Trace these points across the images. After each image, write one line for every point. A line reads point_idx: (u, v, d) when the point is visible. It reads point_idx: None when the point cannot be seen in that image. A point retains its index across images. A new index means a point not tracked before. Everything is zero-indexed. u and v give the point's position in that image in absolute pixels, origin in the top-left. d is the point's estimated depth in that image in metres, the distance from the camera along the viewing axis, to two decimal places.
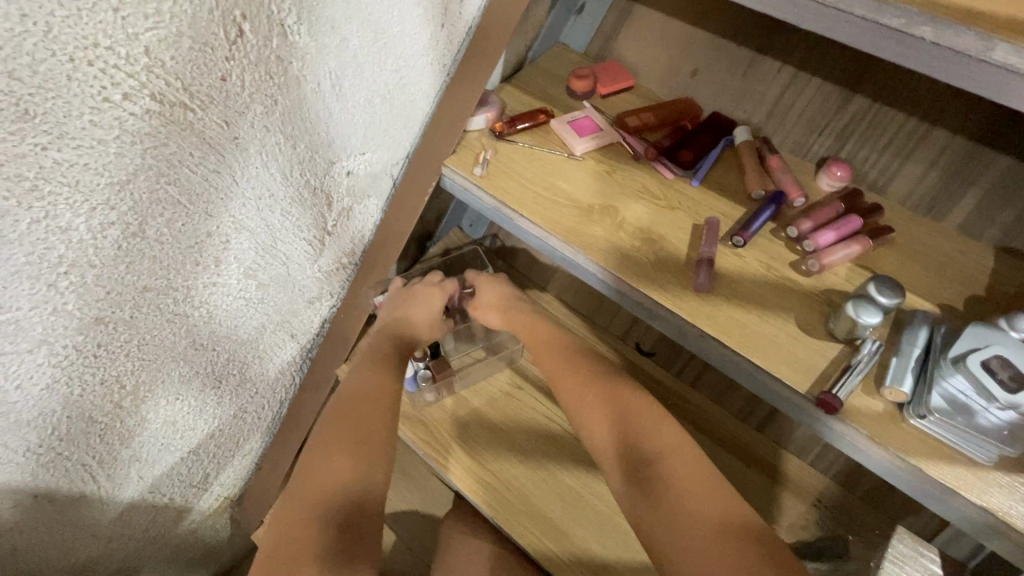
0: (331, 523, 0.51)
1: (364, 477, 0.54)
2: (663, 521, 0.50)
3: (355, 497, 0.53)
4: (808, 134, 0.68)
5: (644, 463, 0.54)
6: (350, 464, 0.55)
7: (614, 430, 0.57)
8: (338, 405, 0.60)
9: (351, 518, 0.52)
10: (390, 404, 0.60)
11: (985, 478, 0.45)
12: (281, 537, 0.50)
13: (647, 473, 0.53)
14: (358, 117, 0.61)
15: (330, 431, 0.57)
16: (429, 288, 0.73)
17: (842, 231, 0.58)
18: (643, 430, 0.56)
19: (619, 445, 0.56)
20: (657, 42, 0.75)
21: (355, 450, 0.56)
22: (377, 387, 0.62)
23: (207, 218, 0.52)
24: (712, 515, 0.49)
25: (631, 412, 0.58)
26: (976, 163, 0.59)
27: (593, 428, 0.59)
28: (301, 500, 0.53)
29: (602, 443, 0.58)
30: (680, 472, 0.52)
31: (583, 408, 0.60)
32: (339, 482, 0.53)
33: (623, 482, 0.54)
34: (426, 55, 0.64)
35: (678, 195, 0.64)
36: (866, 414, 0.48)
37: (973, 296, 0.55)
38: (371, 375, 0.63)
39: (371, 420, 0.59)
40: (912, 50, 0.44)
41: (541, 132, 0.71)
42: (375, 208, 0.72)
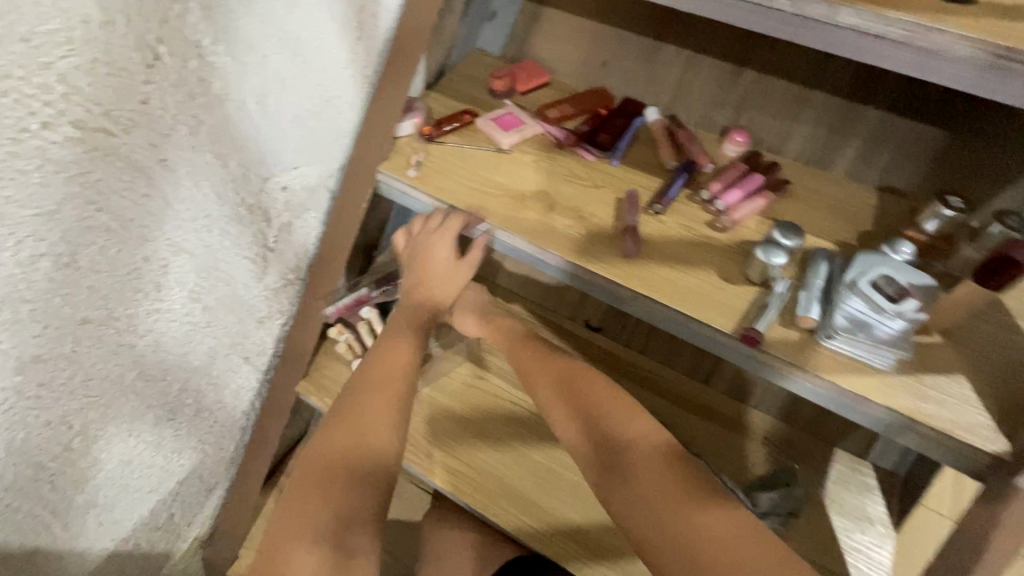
0: (331, 513, 0.51)
1: (373, 457, 0.55)
2: (645, 509, 0.50)
3: (359, 483, 0.53)
4: (710, 108, 0.75)
5: (618, 455, 0.54)
6: (356, 448, 0.55)
7: (587, 427, 0.57)
8: (346, 394, 0.60)
9: (353, 506, 0.52)
10: (392, 386, 0.60)
11: (888, 383, 0.51)
12: (283, 528, 0.51)
13: (621, 464, 0.54)
14: (287, 132, 0.63)
15: (339, 421, 0.57)
16: (435, 239, 0.66)
17: (747, 188, 0.65)
18: (615, 420, 0.57)
19: (595, 442, 0.56)
20: (566, 39, 0.81)
21: (365, 433, 0.56)
22: (388, 371, 0.62)
23: (142, 243, 0.53)
24: (685, 490, 0.50)
25: (603, 403, 0.58)
26: (851, 118, 0.67)
27: (565, 427, 0.59)
28: (309, 471, 0.54)
29: (575, 441, 0.58)
30: (652, 458, 0.53)
31: (552, 409, 0.61)
32: (347, 466, 0.54)
33: (601, 476, 0.55)
34: (349, 68, 0.66)
35: (601, 174, 0.70)
36: (786, 343, 0.54)
37: (864, 231, 0.63)
38: (387, 357, 0.64)
39: (379, 399, 0.59)
40: (776, 21, 0.51)
41: (468, 131, 0.75)
42: (316, 221, 0.73)
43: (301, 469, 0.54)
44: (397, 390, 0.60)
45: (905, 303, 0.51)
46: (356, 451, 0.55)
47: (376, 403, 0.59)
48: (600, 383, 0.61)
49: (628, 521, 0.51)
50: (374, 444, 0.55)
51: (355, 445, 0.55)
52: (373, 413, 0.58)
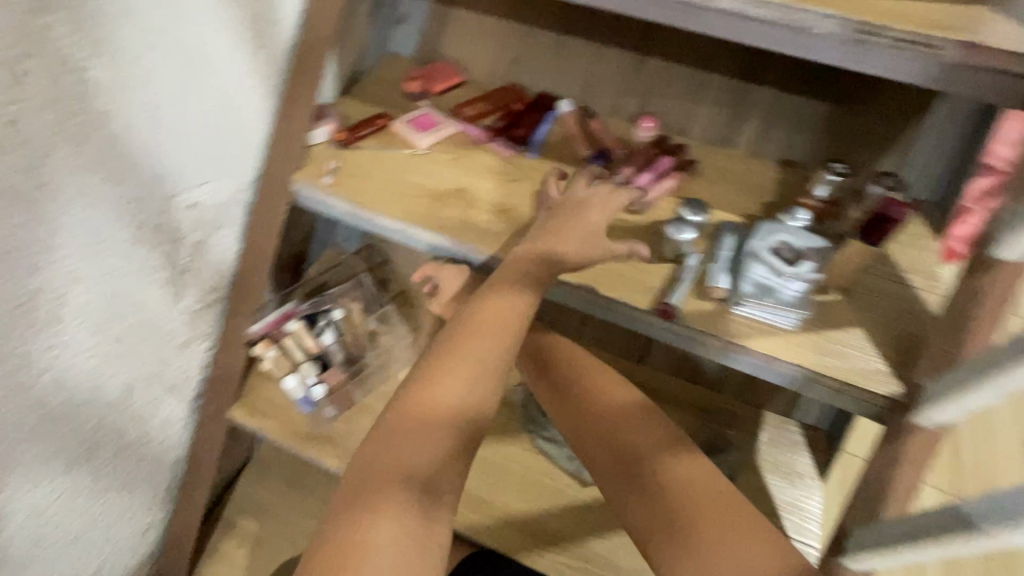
0: (424, 460, 0.43)
1: (464, 415, 0.45)
2: (667, 517, 0.47)
3: (451, 437, 0.44)
4: (621, 97, 0.77)
5: (637, 463, 0.51)
6: (464, 400, 0.46)
7: (602, 434, 0.54)
8: (467, 340, 0.49)
9: (439, 460, 0.43)
10: (506, 332, 0.50)
11: (795, 341, 0.54)
12: (359, 477, 0.42)
13: (640, 473, 0.51)
14: (188, 148, 0.60)
15: (462, 372, 0.47)
16: (589, 204, 0.60)
17: (657, 170, 0.67)
18: (622, 420, 0.55)
19: (610, 450, 0.53)
20: (477, 39, 0.82)
21: (466, 388, 0.46)
22: (502, 327, 0.51)
23: (31, 274, 0.50)
24: (692, 491, 0.49)
25: (613, 404, 0.57)
26: (747, 97, 0.71)
27: (577, 434, 0.56)
28: (409, 421, 0.45)
29: (589, 449, 0.54)
30: (672, 467, 0.51)
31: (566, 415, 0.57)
32: (443, 417, 0.45)
33: (617, 485, 0.51)
34: (251, 78, 0.64)
35: (519, 168, 0.71)
36: (700, 314, 0.56)
37: (766, 203, 0.67)
38: (494, 304, 0.52)
39: (478, 348, 0.49)
40: (660, 7, 0.54)
41: (384, 134, 0.74)
42: (231, 238, 0.70)
43: (407, 416, 0.45)
44: (504, 348, 0.50)
45: (801, 264, 0.55)
46: (468, 402, 0.46)
47: (468, 361, 0.48)
48: (615, 390, 0.58)
49: (646, 533, 0.48)
50: (465, 399, 0.46)
51: (453, 399, 0.46)
52: (479, 368, 0.48)
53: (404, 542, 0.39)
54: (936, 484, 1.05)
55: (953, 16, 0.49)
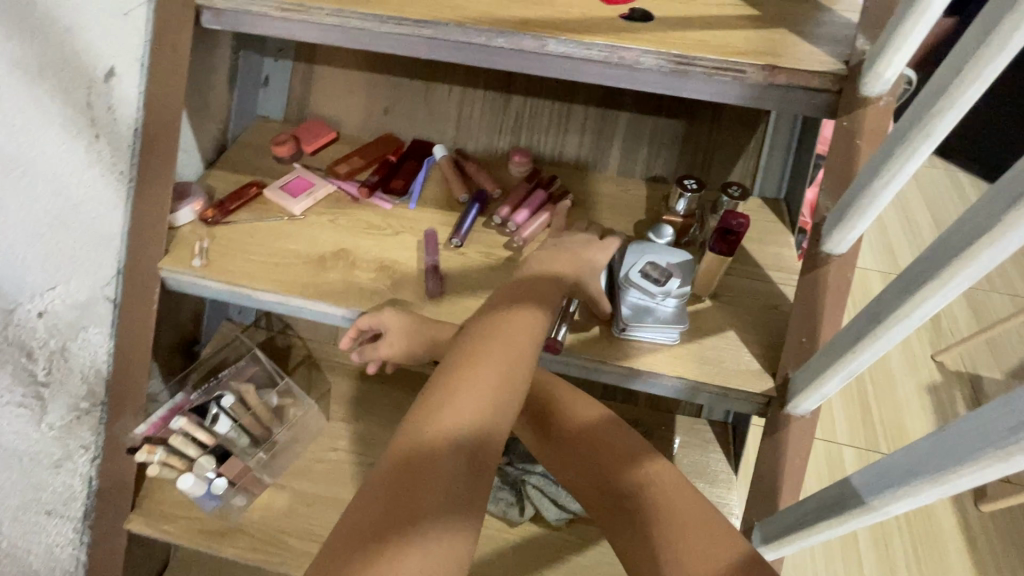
0: (466, 452, 0.39)
1: (498, 413, 0.42)
2: (648, 550, 0.41)
3: (491, 433, 0.41)
4: (493, 135, 0.79)
5: (615, 490, 0.46)
6: (498, 397, 0.43)
7: (579, 461, 0.49)
8: (497, 344, 0.47)
9: (480, 454, 0.40)
10: (526, 350, 0.48)
11: (676, 355, 0.57)
12: (399, 469, 0.38)
13: (621, 500, 0.45)
14: (24, 254, 0.56)
15: (495, 371, 0.44)
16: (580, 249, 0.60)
17: (533, 206, 0.69)
18: (597, 441, 0.50)
19: (589, 478, 0.48)
20: (344, 94, 0.81)
21: (498, 384, 0.44)
22: (527, 334, 0.49)
23: None
24: (669, 509, 0.43)
25: (584, 424, 0.51)
26: (608, 122, 0.75)
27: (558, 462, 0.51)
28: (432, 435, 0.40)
29: (571, 479, 0.49)
30: (654, 487, 0.44)
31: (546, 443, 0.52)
32: (476, 413, 0.41)
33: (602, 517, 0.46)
34: (95, 168, 0.61)
35: (399, 219, 0.70)
36: (586, 342, 0.58)
37: (639, 221, 0.70)
38: (515, 322, 0.50)
39: (508, 361, 0.46)
40: (502, 57, 0.57)
41: (258, 203, 0.72)
42: (102, 337, 0.65)
43: (445, 410, 0.41)
44: (529, 359, 0.47)
45: (670, 283, 0.57)
46: (498, 399, 0.43)
47: (498, 359, 0.45)
48: (591, 407, 0.53)
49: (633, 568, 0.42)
50: (500, 395, 0.43)
51: (488, 394, 0.43)
52: (509, 366, 0.45)
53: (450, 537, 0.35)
54: (852, 442, 1.13)
55: (761, 40, 0.54)
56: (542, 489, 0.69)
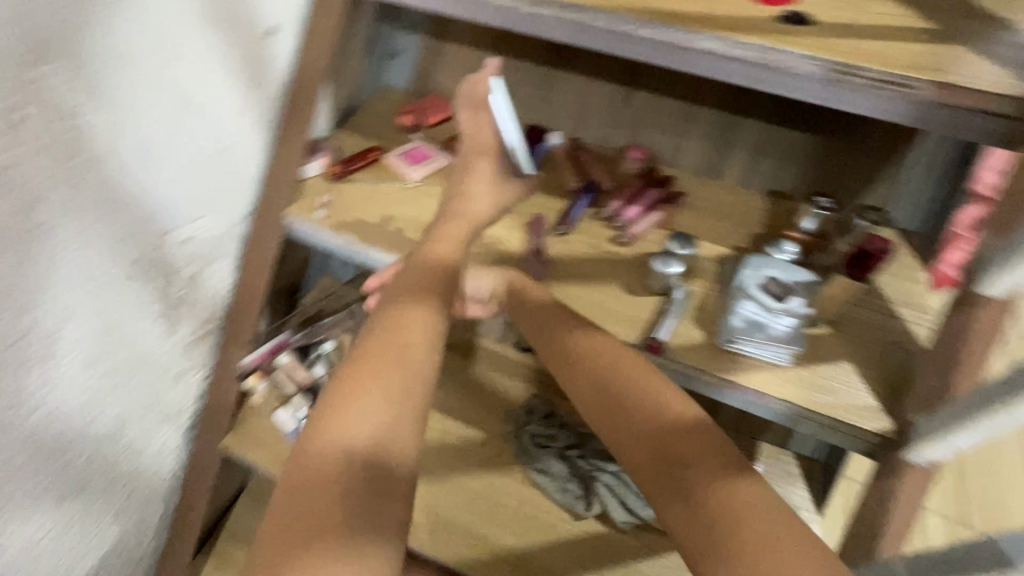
0: (366, 477, 0.40)
1: (397, 428, 0.42)
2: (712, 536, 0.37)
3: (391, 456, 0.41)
4: (609, 128, 0.78)
5: (677, 469, 0.41)
6: (400, 414, 0.43)
7: (635, 431, 0.44)
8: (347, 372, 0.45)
9: (379, 479, 0.40)
10: (427, 342, 0.48)
11: (784, 377, 0.54)
12: (295, 499, 0.39)
13: (682, 479, 0.40)
14: (180, 184, 0.61)
15: (383, 389, 0.43)
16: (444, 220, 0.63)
17: (646, 203, 0.68)
18: (676, 417, 0.44)
19: (648, 450, 0.43)
20: (468, 73, 0.83)
21: (398, 388, 0.44)
22: (426, 341, 0.48)
23: (24, 312, 0.50)
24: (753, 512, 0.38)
25: (655, 394, 0.46)
26: (733, 129, 0.72)
27: (607, 428, 0.46)
28: (323, 456, 0.40)
29: (621, 445, 0.45)
30: (718, 473, 0.40)
31: (595, 405, 0.47)
32: (374, 432, 0.42)
33: (655, 491, 0.41)
34: (244, 115, 0.66)
35: (508, 200, 0.72)
36: (686, 349, 0.56)
37: (755, 235, 0.67)
38: (416, 318, 0.49)
39: (410, 359, 0.46)
40: (642, 48, 0.56)
41: (376, 167, 0.75)
42: (226, 271, 0.71)
43: (339, 441, 0.41)
44: (427, 354, 0.47)
45: (791, 301, 0.56)
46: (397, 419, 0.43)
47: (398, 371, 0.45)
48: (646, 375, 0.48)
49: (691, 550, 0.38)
50: (399, 412, 0.43)
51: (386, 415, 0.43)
52: (410, 377, 0.45)
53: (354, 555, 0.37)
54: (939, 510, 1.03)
55: (929, 56, 0.50)
56: (612, 488, 0.69)
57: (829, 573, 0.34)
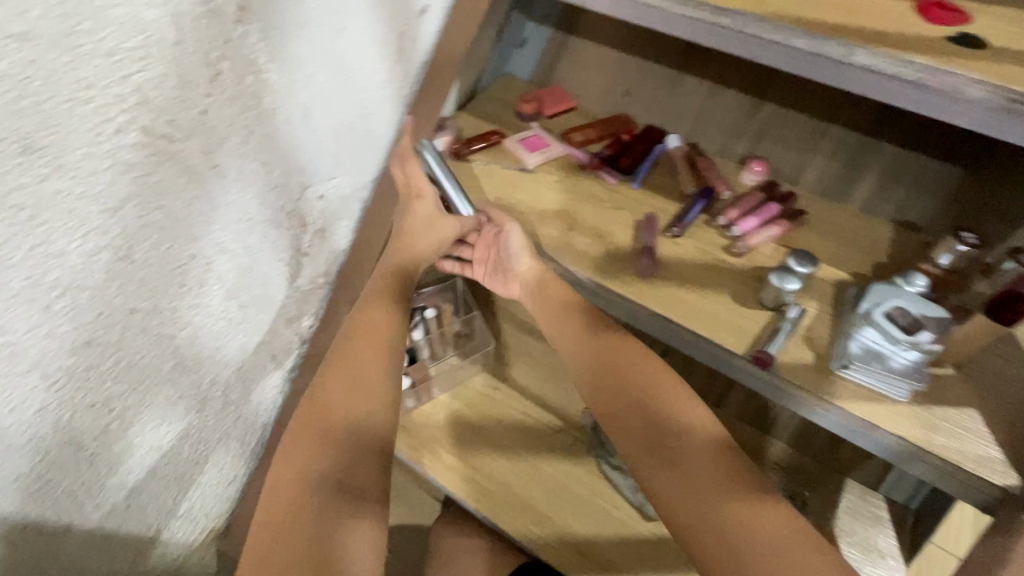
0: (320, 491, 0.51)
1: (368, 424, 0.55)
2: (691, 491, 0.50)
3: (358, 457, 0.54)
4: (730, 137, 0.77)
5: (667, 437, 0.53)
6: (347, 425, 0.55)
7: (639, 411, 0.55)
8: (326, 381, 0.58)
9: (349, 482, 0.52)
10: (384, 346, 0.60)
11: (903, 413, 0.51)
12: (276, 519, 0.50)
13: (671, 445, 0.53)
14: (326, 144, 0.66)
15: (348, 393, 0.56)
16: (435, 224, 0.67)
17: (764, 216, 0.67)
18: (670, 403, 0.55)
19: (646, 423, 0.55)
20: (593, 68, 0.84)
21: (360, 390, 0.57)
22: (371, 342, 0.60)
23: (191, 241, 0.56)
24: (724, 481, 0.50)
25: (661, 390, 0.57)
26: (867, 151, 0.69)
27: (615, 409, 0.57)
28: (300, 449, 0.54)
29: (624, 421, 0.56)
30: (698, 444, 0.53)
31: (607, 389, 0.58)
32: (345, 428, 0.55)
33: (646, 455, 0.53)
34: (387, 88, 0.70)
35: (621, 196, 0.72)
36: (795, 367, 0.55)
37: (878, 263, 0.64)
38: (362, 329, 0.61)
39: (362, 362, 0.59)
40: (794, 58, 0.55)
41: (495, 150, 0.78)
42: (346, 230, 0.76)
43: (290, 472, 0.53)
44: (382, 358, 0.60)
45: (919, 334, 0.52)
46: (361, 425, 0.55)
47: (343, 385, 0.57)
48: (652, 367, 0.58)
49: (673, 502, 0.50)
50: (370, 415, 0.56)
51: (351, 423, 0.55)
52: (371, 384, 0.58)
53: (336, 544, 0.49)
54: None
55: None
56: None
57: (787, 528, 0.47)
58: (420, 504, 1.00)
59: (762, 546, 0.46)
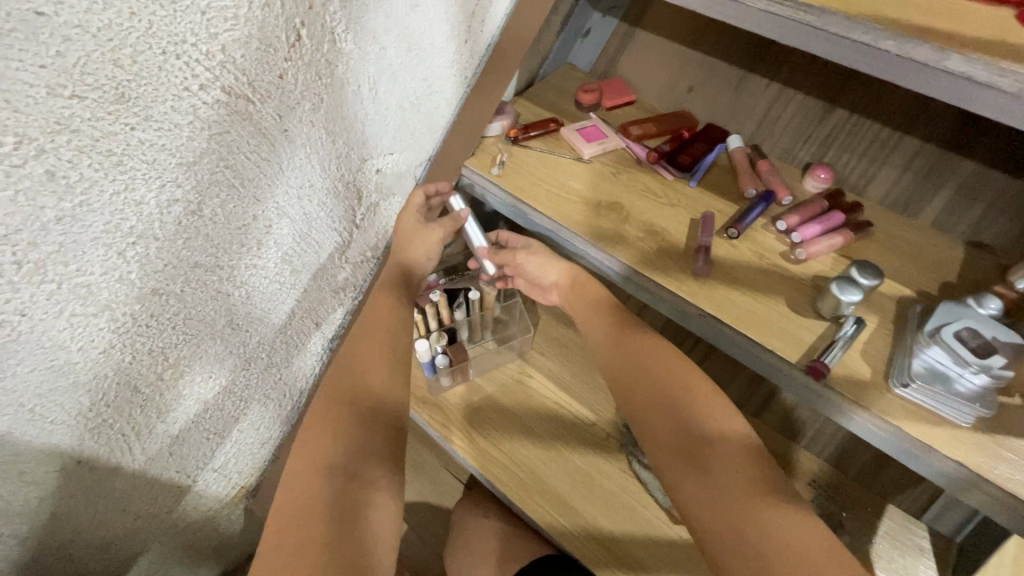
0: (334, 481, 0.55)
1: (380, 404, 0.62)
2: (721, 497, 0.52)
3: (364, 454, 0.58)
4: (795, 142, 0.75)
5: (704, 445, 0.55)
6: (352, 422, 0.59)
7: (675, 418, 0.58)
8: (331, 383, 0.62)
9: (357, 476, 0.56)
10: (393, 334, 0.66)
11: (964, 439, 0.49)
12: (303, 480, 0.55)
13: (706, 453, 0.55)
14: (389, 119, 0.67)
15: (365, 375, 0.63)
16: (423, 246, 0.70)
17: (826, 224, 0.65)
18: (704, 411, 0.58)
19: (681, 429, 0.57)
20: (657, 62, 0.83)
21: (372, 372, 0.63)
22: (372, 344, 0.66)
23: (254, 202, 0.58)
24: (758, 489, 0.52)
25: (700, 400, 0.59)
26: (944, 165, 0.66)
27: (648, 414, 0.59)
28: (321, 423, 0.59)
29: (658, 426, 0.58)
30: (734, 455, 0.54)
31: (642, 395, 0.61)
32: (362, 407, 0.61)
33: (679, 461, 0.55)
34: (452, 68, 0.71)
35: (677, 193, 0.71)
36: (851, 381, 0.53)
37: (947, 282, 0.61)
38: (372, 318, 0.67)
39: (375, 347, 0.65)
40: (880, 62, 0.53)
41: (552, 139, 0.78)
42: (398, 206, 0.78)
43: (303, 465, 0.56)
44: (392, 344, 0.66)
45: (990, 358, 0.50)
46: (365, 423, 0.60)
47: (350, 385, 0.62)
48: (692, 378, 0.61)
49: (701, 507, 0.52)
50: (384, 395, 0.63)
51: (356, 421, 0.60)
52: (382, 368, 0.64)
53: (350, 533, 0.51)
54: None
55: None
56: None
57: (817, 545, 0.47)
58: (444, 484, 1.01)
59: (791, 557, 0.47)
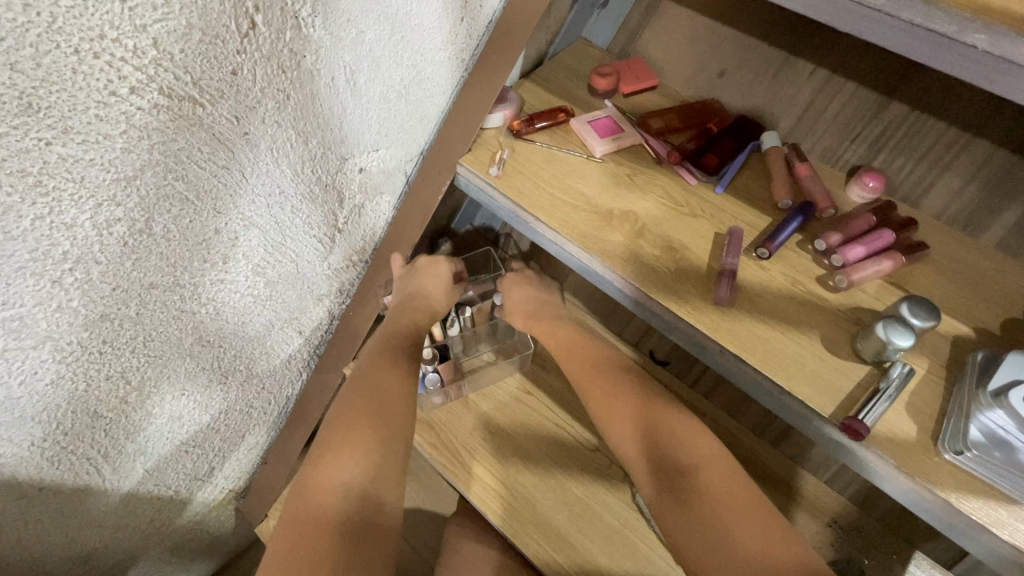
0: (346, 501, 0.53)
1: (376, 470, 0.56)
2: (705, 532, 0.51)
3: (358, 526, 0.52)
4: (840, 142, 0.65)
5: (679, 475, 0.55)
6: (351, 481, 0.55)
7: (645, 446, 0.58)
8: (348, 402, 0.61)
9: (372, 499, 0.55)
10: (400, 398, 0.63)
11: (1020, 515, 0.43)
12: (292, 550, 0.50)
13: (682, 483, 0.55)
14: (372, 111, 0.58)
15: (363, 437, 0.58)
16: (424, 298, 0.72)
17: (872, 246, 0.56)
18: (676, 439, 0.58)
19: (653, 458, 0.57)
20: (685, 41, 0.72)
21: (371, 435, 0.58)
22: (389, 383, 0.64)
23: (215, 215, 0.51)
24: (744, 516, 0.51)
25: (670, 426, 0.59)
26: (1020, 178, 0.56)
27: (625, 445, 0.60)
28: (313, 489, 0.54)
29: (636, 457, 0.59)
30: (712, 482, 0.54)
31: (615, 423, 0.61)
32: (357, 473, 0.55)
33: (659, 492, 0.56)
34: (445, 50, 0.62)
35: (701, 201, 0.62)
36: (894, 442, 0.46)
37: (1011, 319, 0.54)
38: (375, 377, 0.63)
39: (378, 406, 0.61)
40: (964, 60, 0.41)
41: (560, 131, 0.69)
42: (387, 205, 0.70)
43: (314, 479, 0.55)
44: (397, 406, 0.62)
45: None
46: (382, 446, 0.58)
47: (369, 409, 0.60)
48: (661, 405, 0.61)
49: (686, 543, 0.52)
50: (382, 460, 0.57)
51: (373, 445, 0.58)
52: (383, 432, 0.59)
53: (360, 552, 0.51)
54: None
55: None
56: None
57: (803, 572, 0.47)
58: (441, 491, 0.99)
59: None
